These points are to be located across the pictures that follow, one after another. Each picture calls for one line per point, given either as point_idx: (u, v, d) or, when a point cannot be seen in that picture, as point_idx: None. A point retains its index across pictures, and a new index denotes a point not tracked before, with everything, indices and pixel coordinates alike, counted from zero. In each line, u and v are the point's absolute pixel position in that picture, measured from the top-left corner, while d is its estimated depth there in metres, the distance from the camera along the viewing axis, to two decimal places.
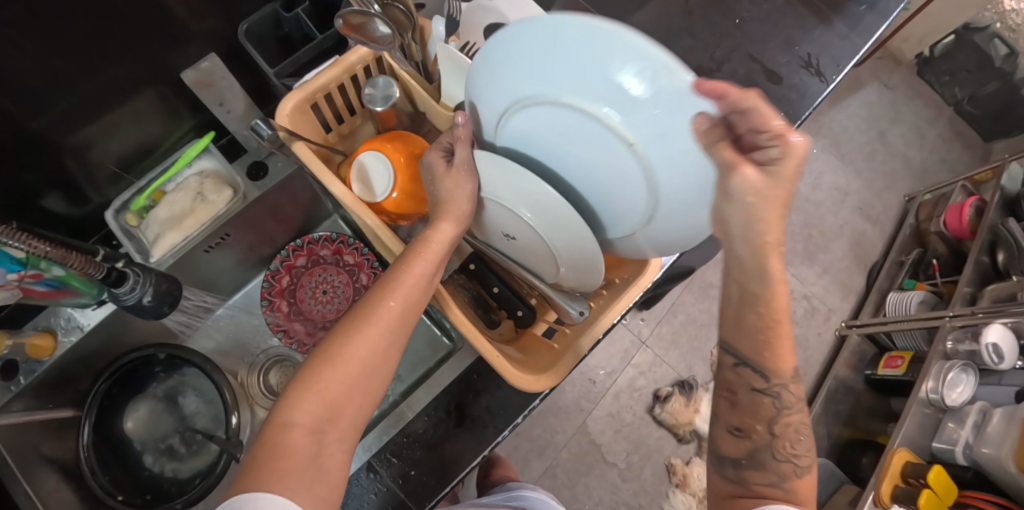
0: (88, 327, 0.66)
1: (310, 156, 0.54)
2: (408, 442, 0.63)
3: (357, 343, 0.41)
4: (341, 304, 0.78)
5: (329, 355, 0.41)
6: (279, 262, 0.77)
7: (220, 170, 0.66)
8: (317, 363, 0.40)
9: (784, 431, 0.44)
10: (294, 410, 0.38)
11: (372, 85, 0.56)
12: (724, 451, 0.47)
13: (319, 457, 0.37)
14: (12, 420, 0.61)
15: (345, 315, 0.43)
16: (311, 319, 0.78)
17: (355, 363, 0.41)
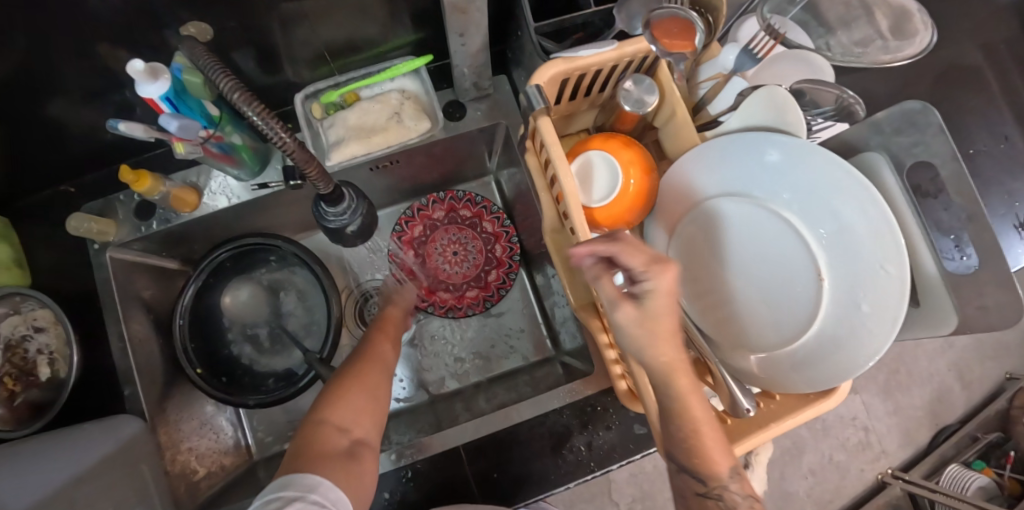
0: (233, 200, 0.62)
1: (551, 134, 0.49)
2: (501, 443, 0.60)
3: (369, 376, 0.52)
4: (468, 271, 0.76)
5: (344, 383, 0.51)
6: (414, 209, 0.75)
7: (421, 96, 0.60)
8: (336, 388, 0.50)
9: None
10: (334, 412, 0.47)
11: (638, 83, 0.50)
12: None
13: (352, 457, 0.45)
14: (126, 257, 0.62)
15: (350, 359, 0.54)
16: (433, 277, 0.76)
17: (370, 379, 0.52)
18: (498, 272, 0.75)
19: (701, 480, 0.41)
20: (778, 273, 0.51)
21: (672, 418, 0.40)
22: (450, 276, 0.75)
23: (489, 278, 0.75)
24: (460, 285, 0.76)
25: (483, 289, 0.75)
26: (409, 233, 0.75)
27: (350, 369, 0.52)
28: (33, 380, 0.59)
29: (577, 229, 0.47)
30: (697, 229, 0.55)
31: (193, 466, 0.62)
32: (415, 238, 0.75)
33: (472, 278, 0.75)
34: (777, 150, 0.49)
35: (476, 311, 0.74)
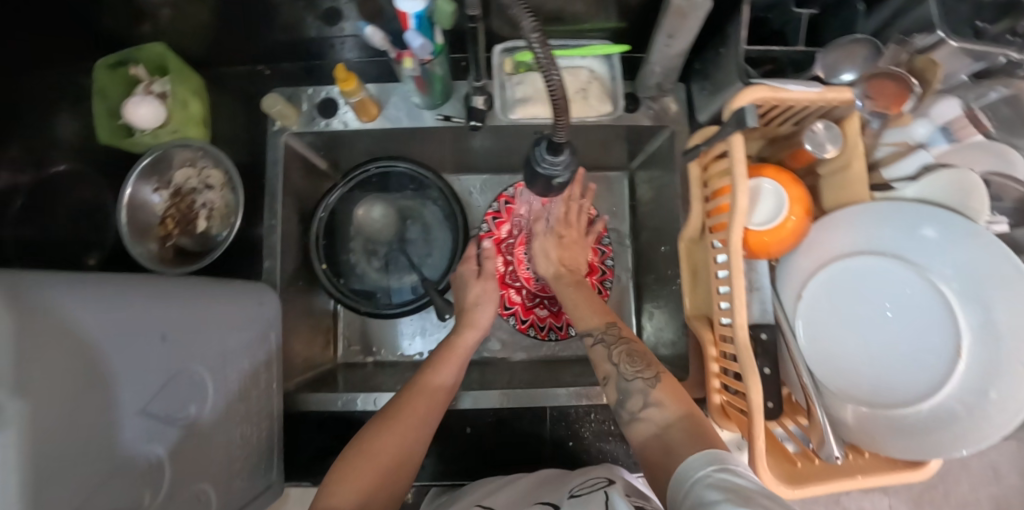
0: (403, 123, 0.66)
1: (740, 154, 0.51)
2: (584, 418, 0.62)
3: (399, 432, 0.53)
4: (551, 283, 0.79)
5: (379, 430, 0.53)
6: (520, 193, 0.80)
7: (606, 80, 0.64)
8: (365, 438, 0.53)
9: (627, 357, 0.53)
10: (342, 483, 0.49)
11: (829, 129, 0.54)
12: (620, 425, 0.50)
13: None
14: (297, 147, 0.68)
15: (393, 405, 0.56)
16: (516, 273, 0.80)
17: (398, 437, 0.53)
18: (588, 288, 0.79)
19: (592, 335, 0.58)
20: (907, 343, 0.51)
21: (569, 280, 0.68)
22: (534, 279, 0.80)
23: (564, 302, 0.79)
24: (535, 293, 0.80)
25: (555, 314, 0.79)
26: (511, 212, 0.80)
27: (396, 406, 0.56)
28: (189, 229, 0.65)
29: (734, 250, 0.52)
30: (833, 281, 0.55)
31: (297, 349, 0.67)
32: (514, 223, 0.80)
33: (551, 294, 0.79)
34: (935, 227, 0.51)
35: (538, 332, 0.79)
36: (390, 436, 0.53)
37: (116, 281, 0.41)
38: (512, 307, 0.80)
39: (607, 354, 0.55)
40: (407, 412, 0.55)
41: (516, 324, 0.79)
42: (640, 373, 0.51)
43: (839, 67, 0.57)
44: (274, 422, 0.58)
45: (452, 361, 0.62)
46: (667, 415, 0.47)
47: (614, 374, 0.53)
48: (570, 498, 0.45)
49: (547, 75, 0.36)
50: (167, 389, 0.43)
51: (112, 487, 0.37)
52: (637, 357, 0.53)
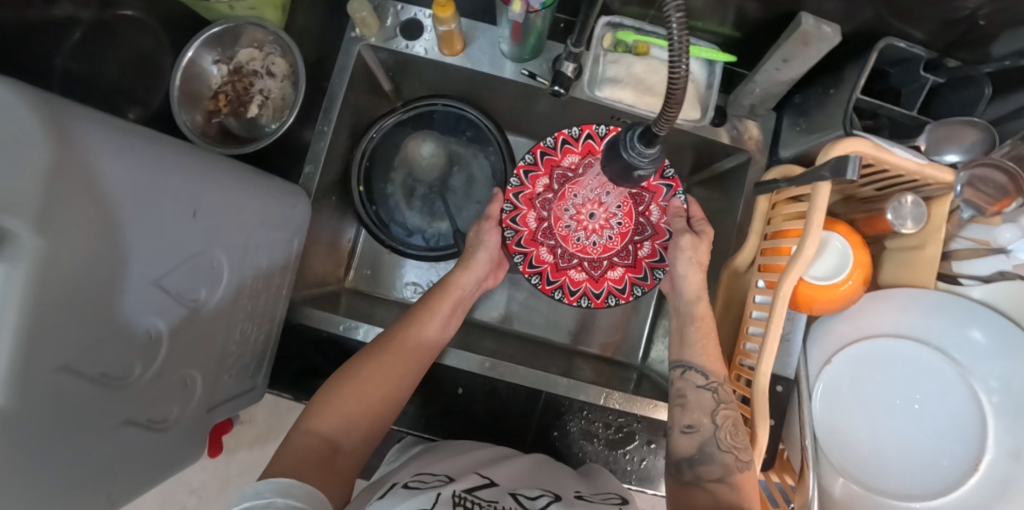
0: (483, 67, 0.63)
1: (822, 202, 0.49)
2: (574, 411, 0.61)
3: (381, 375, 0.52)
4: (591, 246, 0.65)
5: (361, 374, 0.52)
6: (561, 141, 0.64)
7: (701, 86, 0.61)
8: (346, 378, 0.51)
9: (723, 420, 0.51)
10: (317, 424, 0.48)
11: (917, 206, 0.51)
12: (680, 453, 0.52)
13: (332, 458, 0.46)
14: (368, 60, 0.65)
15: (381, 345, 0.55)
16: (551, 230, 0.65)
17: (379, 381, 0.52)
18: (651, 250, 0.65)
19: (703, 374, 0.54)
20: (925, 435, 0.50)
21: (690, 323, 0.58)
22: (571, 238, 0.65)
23: (608, 269, 0.65)
24: (570, 255, 0.65)
25: (596, 280, 0.65)
26: (551, 165, 0.65)
27: (383, 346, 0.55)
28: (239, 112, 0.62)
29: (782, 296, 0.50)
30: (865, 359, 0.53)
31: (312, 262, 0.66)
32: (554, 177, 0.65)
33: (592, 257, 0.65)
34: (986, 332, 0.49)
35: (565, 296, 0.64)
36: (373, 377, 0.52)
37: (156, 140, 0.39)
38: (540, 266, 0.65)
39: (710, 408, 0.52)
40: (390, 355, 0.54)
41: (538, 284, 0.64)
42: (736, 449, 0.50)
43: (943, 145, 0.53)
44: (274, 327, 0.57)
45: (446, 303, 0.61)
46: (734, 498, 0.47)
47: (708, 434, 0.51)
48: (577, 498, 0.48)
49: (674, 63, 0.33)
50: (184, 267, 0.42)
51: (104, 348, 0.36)
52: (741, 435, 0.50)
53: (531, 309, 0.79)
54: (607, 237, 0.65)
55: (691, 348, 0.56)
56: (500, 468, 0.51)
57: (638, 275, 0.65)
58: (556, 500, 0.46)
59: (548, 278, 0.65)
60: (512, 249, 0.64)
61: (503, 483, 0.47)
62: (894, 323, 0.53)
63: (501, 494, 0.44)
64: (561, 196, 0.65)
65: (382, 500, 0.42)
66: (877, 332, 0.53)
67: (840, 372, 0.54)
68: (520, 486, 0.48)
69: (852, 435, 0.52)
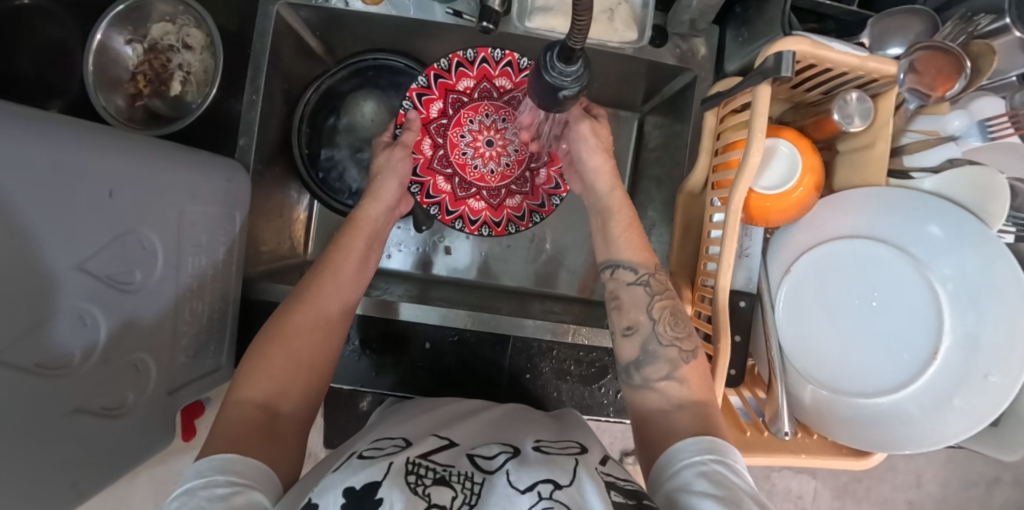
0: (409, 13, 0.60)
1: (763, 105, 0.47)
2: (547, 354, 0.62)
3: (295, 337, 0.50)
4: (489, 174, 0.70)
5: (278, 337, 0.50)
6: (435, 77, 0.65)
7: (637, 6, 0.58)
8: (264, 343, 0.49)
9: (661, 313, 0.51)
10: (248, 390, 0.46)
11: (862, 101, 0.49)
12: (625, 357, 0.52)
13: (272, 425, 0.44)
14: (290, 20, 0.61)
15: (288, 308, 0.52)
16: (447, 159, 0.69)
17: (293, 343, 0.50)
18: (546, 176, 0.70)
19: (632, 271, 0.54)
20: (887, 329, 0.50)
21: (609, 218, 0.58)
22: (469, 167, 0.69)
23: (506, 197, 0.71)
24: (468, 183, 0.70)
25: (494, 208, 0.70)
26: (445, 88, 0.67)
27: (296, 304, 0.52)
28: (162, 90, 0.59)
29: (733, 210, 0.49)
30: (836, 249, 0.52)
31: (263, 237, 0.65)
32: (449, 101, 0.67)
33: (491, 185, 0.70)
34: (943, 226, 0.48)
35: (467, 226, 0.70)
36: (290, 339, 0.50)
37: (55, 116, 0.36)
38: (438, 196, 0.69)
39: (645, 303, 0.52)
40: (307, 311, 0.52)
41: (439, 214, 0.69)
42: (678, 342, 0.50)
43: (883, 39, 0.52)
44: (229, 305, 0.56)
45: (356, 239, 0.59)
46: (684, 395, 0.48)
47: (648, 331, 0.51)
48: (534, 450, 0.45)
49: None
50: (114, 248, 0.39)
51: (35, 338, 0.34)
52: (680, 324, 0.51)
53: (498, 258, 0.78)
54: (504, 164, 0.70)
55: (620, 243, 0.56)
56: (464, 428, 0.50)
57: (535, 202, 0.70)
58: (514, 456, 0.43)
59: (449, 208, 0.69)
60: (426, 203, 0.68)
61: (463, 443, 0.46)
62: (863, 211, 0.51)
63: (460, 455, 0.43)
64: (455, 122, 0.68)
65: (336, 472, 0.39)
66: (848, 222, 0.52)
67: (812, 260, 0.53)
68: (478, 444, 0.46)
69: (822, 323, 0.52)
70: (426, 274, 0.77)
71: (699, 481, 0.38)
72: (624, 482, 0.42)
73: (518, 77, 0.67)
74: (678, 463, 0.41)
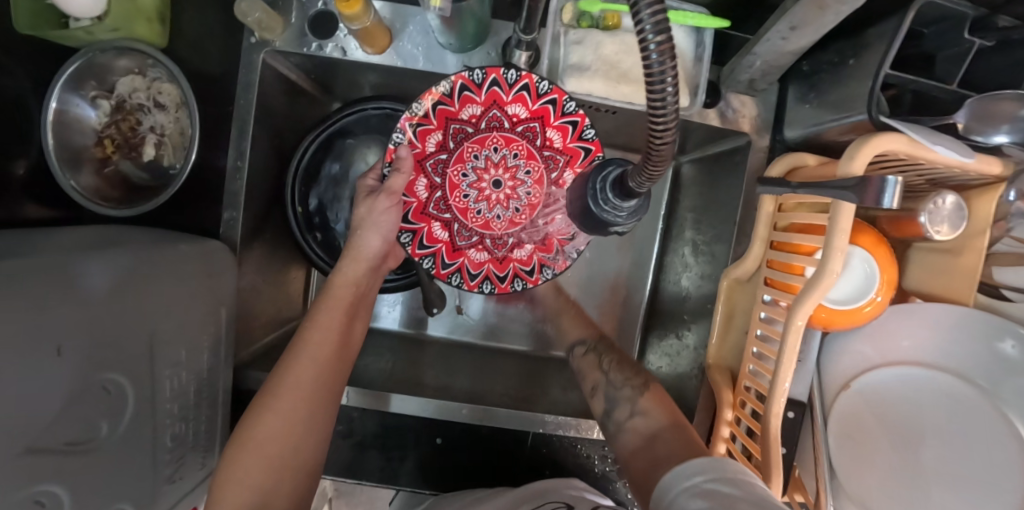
0: (419, 64, 0.52)
1: (843, 217, 0.39)
2: (570, 449, 0.57)
3: (267, 435, 0.42)
4: (495, 220, 0.56)
5: (248, 436, 0.42)
6: (432, 104, 0.52)
7: (688, 63, 0.49)
8: (234, 446, 0.42)
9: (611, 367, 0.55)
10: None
11: (958, 207, 0.41)
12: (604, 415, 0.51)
13: None
14: (279, 68, 0.53)
15: (259, 397, 0.45)
16: (445, 202, 0.55)
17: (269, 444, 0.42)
18: (563, 224, 0.56)
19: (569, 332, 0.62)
20: (953, 453, 0.44)
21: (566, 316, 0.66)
22: (471, 212, 0.56)
23: (514, 247, 0.57)
24: (469, 231, 0.56)
25: (499, 260, 0.57)
26: (445, 117, 0.53)
27: (268, 392, 0.45)
28: (134, 155, 0.52)
29: (796, 330, 0.42)
30: (898, 368, 0.47)
31: (255, 313, 0.58)
32: (449, 133, 0.54)
33: (497, 233, 0.56)
34: (1020, 345, 0.42)
35: (466, 281, 0.57)
36: (260, 440, 0.42)
37: None
38: (432, 246, 0.56)
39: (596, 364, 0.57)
40: (279, 400, 0.44)
41: (432, 268, 0.56)
42: (630, 382, 0.53)
43: (985, 126, 0.43)
44: (219, 406, 0.50)
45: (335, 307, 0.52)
46: (655, 424, 0.47)
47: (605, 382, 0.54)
48: None
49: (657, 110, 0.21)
50: (74, 406, 0.33)
51: None
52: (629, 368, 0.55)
53: (511, 318, 0.72)
54: (513, 209, 0.56)
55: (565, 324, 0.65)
56: None
57: (548, 254, 0.57)
58: None
59: (445, 261, 0.56)
60: (417, 255, 0.56)
61: None
62: (925, 324, 0.46)
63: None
64: (457, 158, 0.54)
65: None
66: (906, 336, 0.47)
67: (868, 375, 0.48)
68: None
69: (874, 442, 0.47)
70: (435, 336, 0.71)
71: (692, 501, 0.34)
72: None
73: (535, 104, 0.52)
74: (670, 492, 0.37)
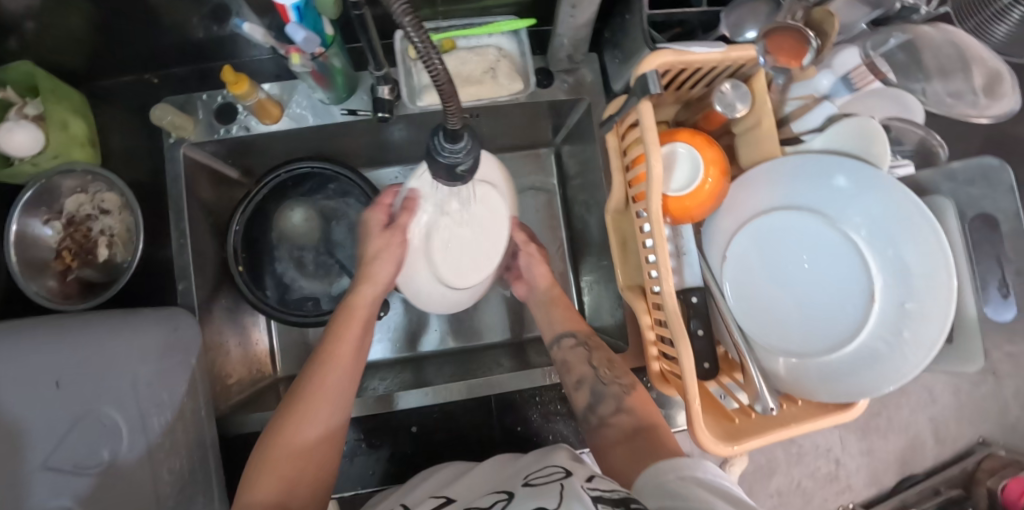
0: (309, 122, 0.62)
1: (648, 120, 0.50)
2: (534, 402, 0.62)
3: (303, 426, 0.48)
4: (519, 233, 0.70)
5: (279, 435, 0.48)
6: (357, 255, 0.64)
7: (517, 57, 0.62)
8: (263, 454, 0.47)
9: (602, 364, 0.57)
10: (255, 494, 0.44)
11: (737, 89, 0.53)
12: (576, 402, 0.56)
13: None
14: (199, 158, 0.63)
15: (287, 405, 0.50)
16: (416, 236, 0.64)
17: (298, 440, 0.48)
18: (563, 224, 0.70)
19: (570, 336, 0.62)
20: (832, 283, 0.52)
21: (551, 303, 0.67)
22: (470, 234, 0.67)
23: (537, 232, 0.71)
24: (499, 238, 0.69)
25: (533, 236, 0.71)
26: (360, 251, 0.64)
27: (293, 402, 0.50)
28: (90, 259, 0.60)
29: (654, 218, 0.50)
30: (764, 227, 0.55)
31: (226, 370, 0.65)
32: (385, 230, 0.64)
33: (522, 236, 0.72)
34: (844, 175, 0.51)
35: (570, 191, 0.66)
36: (297, 432, 0.48)
37: None
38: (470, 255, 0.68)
39: (586, 357, 0.58)
40: (307, 402, 0.50)
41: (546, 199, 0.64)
42: (617, 379, 0.55)
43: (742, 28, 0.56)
44: (208, 448, 0.56)
45: (348, 330, 0.57)
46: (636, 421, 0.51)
47: (591, 377, 0.56)
48: (525, 485, 0.45)
49: (427, 64, 0.22)
50: None
51: None
52: (615, 366, 0.56)
53: (463, 318, 0.79)
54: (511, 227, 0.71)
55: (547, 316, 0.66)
56: (463, 482, 0.51)
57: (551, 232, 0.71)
58: (508, 502, 0.42)
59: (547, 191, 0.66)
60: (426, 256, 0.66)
61: (461, 497, 0.48)
62: (772, 186, 0.55)
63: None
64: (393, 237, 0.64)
65: None
66: (766, 200, 0.55)
67: (744, 242, 0.56)
68: (479, 497, 0.46)
69: (771, 296, 0.55)
70: (400, 355, 0.77)
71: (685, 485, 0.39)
72: (612, 494, 0.39)
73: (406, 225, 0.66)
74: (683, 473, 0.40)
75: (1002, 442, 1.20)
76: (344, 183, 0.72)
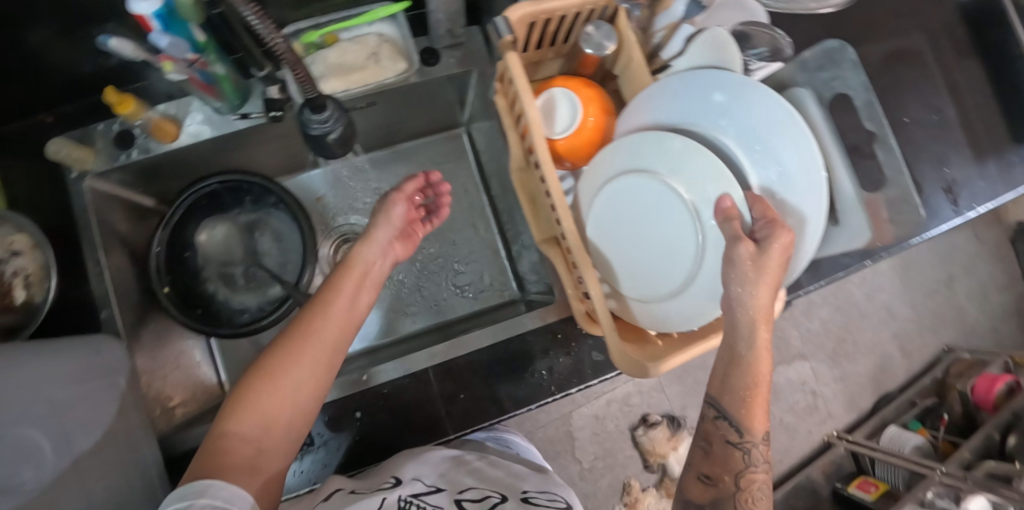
0: (207, 134, 0.63)
1: (518, 69, 0.51)
2: (471, 369, 0.63)
3: (293, 366, 0.46)
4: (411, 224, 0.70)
5: (264, 375, 0.45)
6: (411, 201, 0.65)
7: (398, 41, 0.64)
8: (253, 381, 0.45)
9: (748, 485, 0.48)
10: (233, 424, 0.43)
11: (600, 29, 0.54)
12: (691, 495, 0.50)
13: (257, 460, 0.42)
14: (105, 188, 0.64)
15: (282, 337, 0.48)
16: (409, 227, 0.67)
17: (285, 385, 0.45)
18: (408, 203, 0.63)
19: (736, 430, 0.48)
20: None
21: (737, 363, 0.46)
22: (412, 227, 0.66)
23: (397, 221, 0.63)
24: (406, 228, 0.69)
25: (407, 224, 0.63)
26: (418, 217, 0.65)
27: (287, 338, 0.47)
28: None
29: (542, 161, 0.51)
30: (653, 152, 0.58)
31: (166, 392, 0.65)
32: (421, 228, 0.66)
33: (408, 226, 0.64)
34: (719, 90, 0.53)
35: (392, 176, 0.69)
36: (286, 373, 0.45)
37: None
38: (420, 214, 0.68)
39: (735, 464, 0.49)
40: (296, 348, 0.46)
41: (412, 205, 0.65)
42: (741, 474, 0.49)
43: None
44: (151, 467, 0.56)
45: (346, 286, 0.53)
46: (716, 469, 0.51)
47: (730, 489, 0.48)
48: (523, 499, 0.50)
49: None
50: None
51: None
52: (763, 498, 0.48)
53: (404, 307, 0.80)
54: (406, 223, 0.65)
55: (725, 388, 0.47)
56: (455, 474, 0.53)
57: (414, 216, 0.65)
58: (502, 501, 0.48)
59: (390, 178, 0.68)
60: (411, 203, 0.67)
61: (449, 488, 0.50)
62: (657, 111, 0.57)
63: (449, 501, 0.48)
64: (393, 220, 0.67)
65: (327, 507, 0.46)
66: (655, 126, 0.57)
67: None
68: (467, 488, 0.50)
69: None
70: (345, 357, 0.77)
71: None
72: None
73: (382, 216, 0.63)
74: None
75: (963, 346, 1.25)
76: (263, 194, 0.72)
